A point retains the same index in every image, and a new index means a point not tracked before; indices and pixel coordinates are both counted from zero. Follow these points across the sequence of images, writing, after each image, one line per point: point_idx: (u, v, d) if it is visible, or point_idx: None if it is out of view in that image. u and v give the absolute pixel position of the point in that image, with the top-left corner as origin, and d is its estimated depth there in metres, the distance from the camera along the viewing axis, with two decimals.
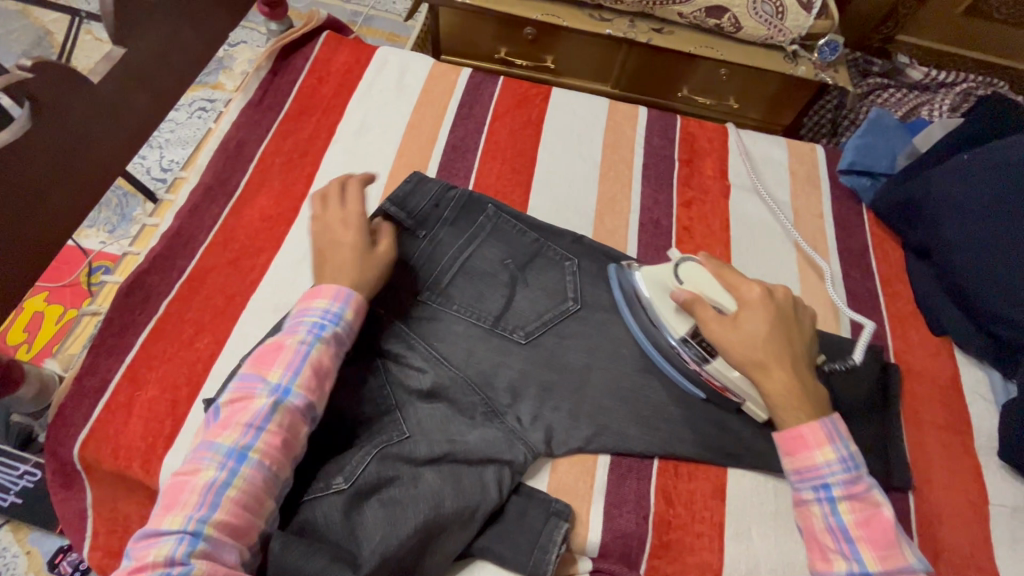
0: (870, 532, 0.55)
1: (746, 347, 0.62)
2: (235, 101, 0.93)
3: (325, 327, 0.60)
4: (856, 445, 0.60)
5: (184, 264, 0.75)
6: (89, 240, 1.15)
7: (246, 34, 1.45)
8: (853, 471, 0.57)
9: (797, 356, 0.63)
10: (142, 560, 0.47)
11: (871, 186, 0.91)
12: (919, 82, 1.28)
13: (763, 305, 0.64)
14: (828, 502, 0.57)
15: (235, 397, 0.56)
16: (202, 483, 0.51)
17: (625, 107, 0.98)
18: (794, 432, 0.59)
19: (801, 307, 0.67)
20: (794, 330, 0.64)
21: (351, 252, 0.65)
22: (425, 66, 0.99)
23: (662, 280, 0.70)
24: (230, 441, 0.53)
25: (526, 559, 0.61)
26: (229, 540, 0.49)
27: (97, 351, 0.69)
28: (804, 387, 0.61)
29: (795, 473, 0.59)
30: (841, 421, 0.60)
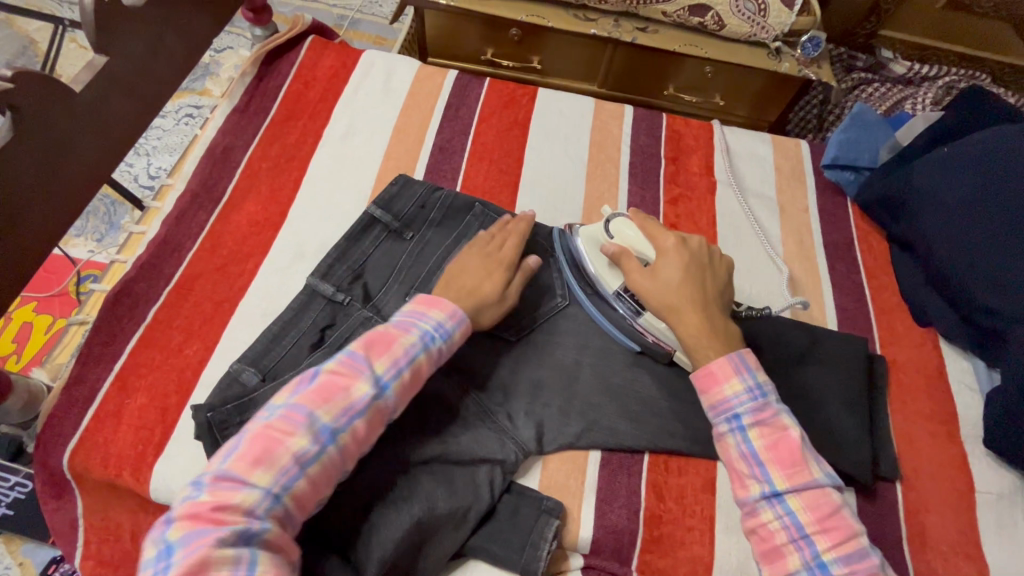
0: (777, 454, 0.57)
1: (661, 291, 0.67)
2: (221, 107, 0.93)
3: (434, 339, 0.62)
4: (766, 376, 0.62)
5: (172, 271, 0.75)
6: (78, 249, 1.14)
7: (232, 40, 1.44)
8: (761, 399, 0.59)
9: (709, 300, 0.67)
10: (223, 500, 0.48)
11: (855, 180, 0.92)
12: (904, 76, 1.31)
13: (678, 252, 0.69)
14: (739, 431, 0.59)
15: (339, 373, 0.57)
16: (293, 450, 0.52)
17: (611, 106, 0.99)
18: (705, 369, 0.62)
19: (720, 258, 0.71)
20: (708, 275, 0.69)
21: (489, 290, 0.69)
22: (411, 69, 0.99)
23: (596, 237, 0.76)
24: (328, 419, 0.54)
25: (518, 557, 0.61)
26: (292, 509, 0.52)
27: (86, 361, 0.68)
28: (716, 326, 0.65)
29: (710, 408, 0.61)
30: (752, 354, 0.62)
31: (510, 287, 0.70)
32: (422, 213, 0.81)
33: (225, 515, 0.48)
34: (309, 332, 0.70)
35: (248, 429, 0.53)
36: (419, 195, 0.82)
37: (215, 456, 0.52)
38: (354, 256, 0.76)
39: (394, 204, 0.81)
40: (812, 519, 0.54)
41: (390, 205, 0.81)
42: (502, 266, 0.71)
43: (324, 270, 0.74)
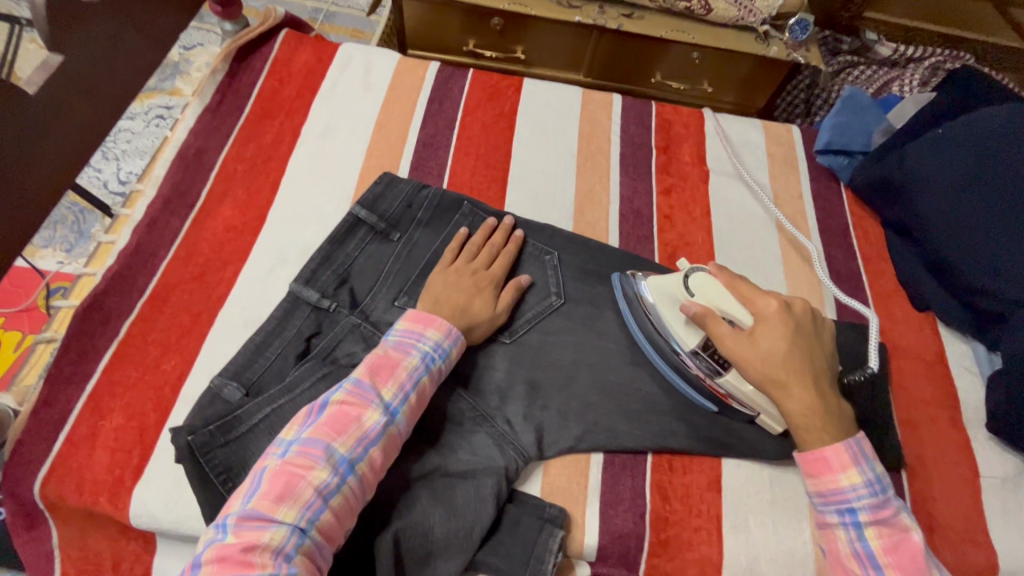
0: (898, 558, 0.53)
1: (768, 365, 0.59)
2: (191, 106, 0.88)
3: (435, 361, 0.62)
4: (882, 466, 0.58)
5: (145, 282, 0.71)
6: (45, 260, 1.09)
7: (202, 36, 1.39)
8: (881, 496, 0.55)
9: (818, 374, 0.60)
10: (250, 540, 0.47)
11: (848, 165, 0.91)
12: (890, 58, 1.29)
13: (782, 321, 0.60)
14: (854, 527, 0.55)
15: (349, 402, 0.56)
16: (315, 484, 0.51)
17: (599, 95, 0.96)
18: (816, 454, 0.57)
19: (821, 320, 0.64)
20: (814, 344, 0.61)
21: (478, 302, 0.69)
22: (390, 62, 0.95)
23: (670, 291, 0.67)
24: (345, 450, 0.54)
25: (522, 569, 0.59)
26: (322, 544, 0.51)
27: (55, 381, 0.64)
28: (829, 405, 0.58)
29: (820, 496, 0.57)
30: (867, 442, 0.58)
31: (499, 303, 0.70)
32: (408, 213, 0.78)
33: (253, 556, 0.47)
34: (293, 342, 0.66)
35: (266, 469, 0.52)
36: (404, 194, 0.78)
37: (234, 497, 0.51)
38: (338, 260, 0.73)
39: (379, 204, 0.78)
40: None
41: (375, 205, 0.77)
42: (491, 283, 0.71)
43: (308, 276, 0.71)
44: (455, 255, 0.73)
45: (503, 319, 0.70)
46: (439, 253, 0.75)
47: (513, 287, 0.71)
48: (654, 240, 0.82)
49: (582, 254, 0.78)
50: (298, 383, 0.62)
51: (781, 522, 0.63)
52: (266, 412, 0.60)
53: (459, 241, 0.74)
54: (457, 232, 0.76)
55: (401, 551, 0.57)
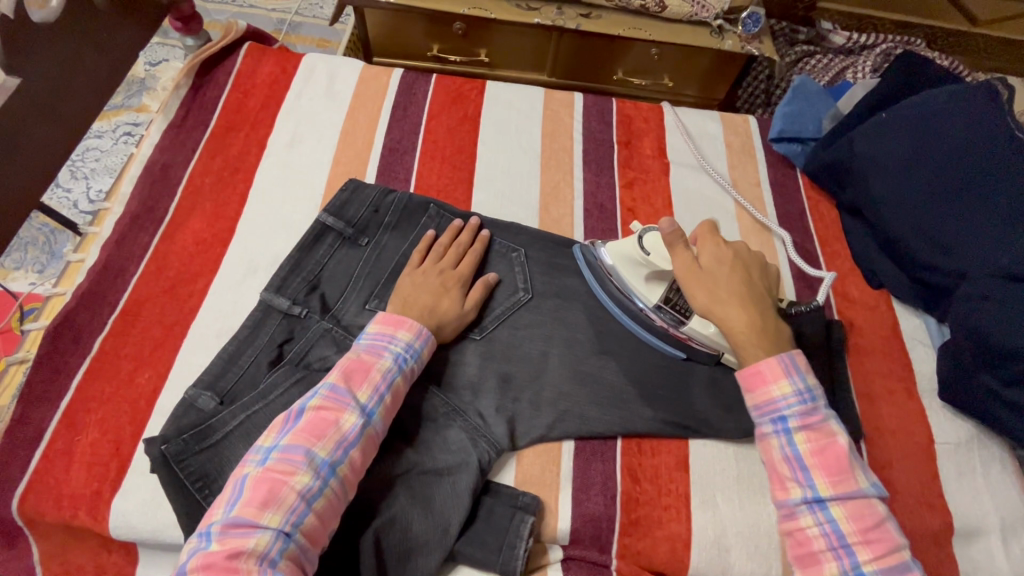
0: (823, 460, 0.57)
1: (710, 290, 0.65)
2: (155, 123, 0.89)
3: (407, 361, 0.64)
4: (815, 379, 0.61)
5: (116, 298, 0.72)
6: (18, 282, 1.09)
7: (168, 52, 1.39)
8: (810, 404, 0.59)
9: (758, 298, 0.65)
10: (236, 547, 0.49)
11: (802, 151, 0.94)
12: (845, 46, 1.33)
13: (720, 254, 0.67)
14: (785, 434, 0.58)
15: (325, 407, 0.58)
16: (298, 489, 0.53)
17: (561, 94, 0.99)
18: (753, 368, 0.61)
19: (761, 258, 0.70)
20: (756, 278, 0.67)
21: (449, 303, 0.70)
22: (354, 70, 0.97)
23: (627, 253, 0.73)
24: (325, 453, 0.55)
25: (497, 558, 0.61)
26: (307, 547, 0.52)
27: (29, 400, 0.65)
28: (766, 324, 0.63)
29: (755, 408, 0.60)
30: (802, 356, 0.61)
31: (467, 301, 0.72)
32: (376, 217, 0.79)
33: (239, 562, 0.48)
34: (266, 349, 0.68)
35: (247, 477, 0.53)
36: (371, 199, 0.80)
37: (216, 506, 0.53)
38: (308, 267, 0.74)
39: (346, 210, 0.79)
40: (855, 529, 0.54)
41: (342, 212, 0.79)
42: (459, 283, 0.73)
43: (278, 284, 0.72)
44: (422, 257, 0.75)
45: (471, 316, 0.72)
46: (407, 254, 0.77)
47: (481, 284, 0.73)
48: (618, 232, 0.85)
49: (549, 249, 0.80)
50: (273, 388, 0.64)
51: (747, 496, 0.66)
52: (241, 418, 0.61)
53: (425, 243, 0.76)
54: (425, 235, 0.77)
55: (383, 549, 0.58)
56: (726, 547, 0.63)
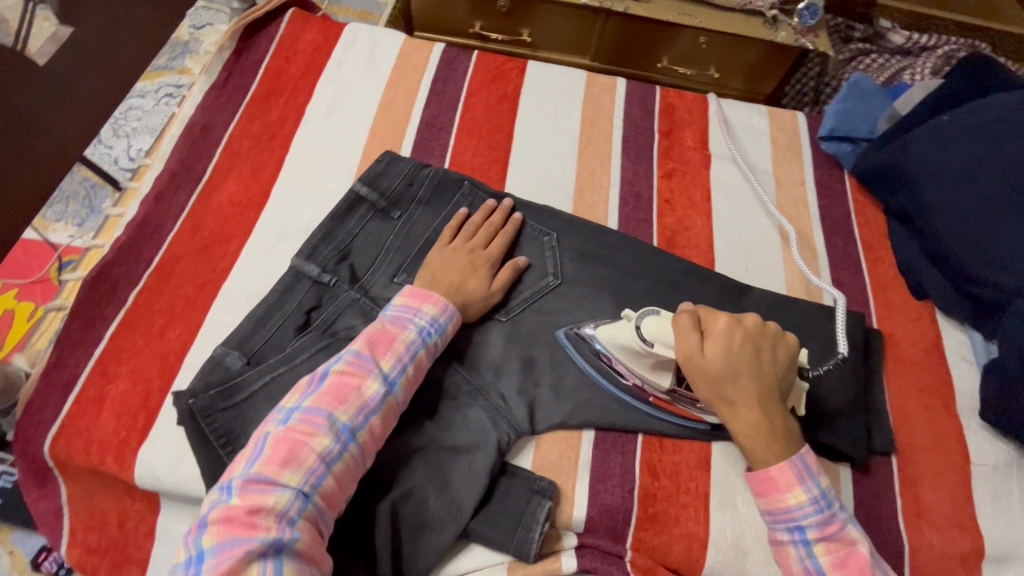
0: (847, 574, 0.53)
1: (712, 382, 0.59)
2: (198, 83, 0.90)
3: (430, 336, 0.63)
4: (829, 478, 0.57)
5: (152, 254, 0.73)
6: (58, 234, 1.11)
7: (212, 16, 1.39)
8: (827, 511, 0.55)
9: (769, 392, 0.58)
10: (256, 503, 0.49)
11: (852, 151, 0.90)
12: (903, 46, 1.26)
13: (730, 336, 0.59)
14: (803, 545, 0.55)
15: (348, 372, 0.58)
16: (318, 451, 0.53)
17: (603, 78, 0.96)
18: (764, 474, 0.56)
19: (778, 334, 0.61)
20: (767, 362, 0.59)
21: (475, 281, 0.70)
22: (396, 42, 0.96)
23: (623, 342, 0.65)
24: (346, 418, 0.55)
25: (510, 539, 0.60)
26: (324, 510, 0.52)
27: (64, 345, 0.67)
28: (777, 423, 0.58)
29: (769, 515, 0.57)
30: (812, 453, 0.58)
31: (494, 282, 0.71)
32: (409, 191, 0.78)
33: (259, 518, 0.48)
34: (294, 315, 0.68)
35: (269, 435, 0.53)
36: (405, 172, 0.79)
37: (237, 462, 0.53)
38: (339, 236, 0.74)
39: (380, 182, 0.78)
40: None
41: (376, 183, 0.78)
42: (488, 263, 0.72)
43: (309, 250, 0.72)
44: (454, 234, 0.75)
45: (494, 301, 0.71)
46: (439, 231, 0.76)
47: (510, 267, 0.72)
48: (653, 223, 0.83)
49: (580, 235, 0.78)
50: (298, 353, 0.64)
51: None
52: (266, 380, 0.62)
53: (459, 219, 0.75)
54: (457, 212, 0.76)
55: (398, 518, 0.59)
56: (743, 551, 0.61)
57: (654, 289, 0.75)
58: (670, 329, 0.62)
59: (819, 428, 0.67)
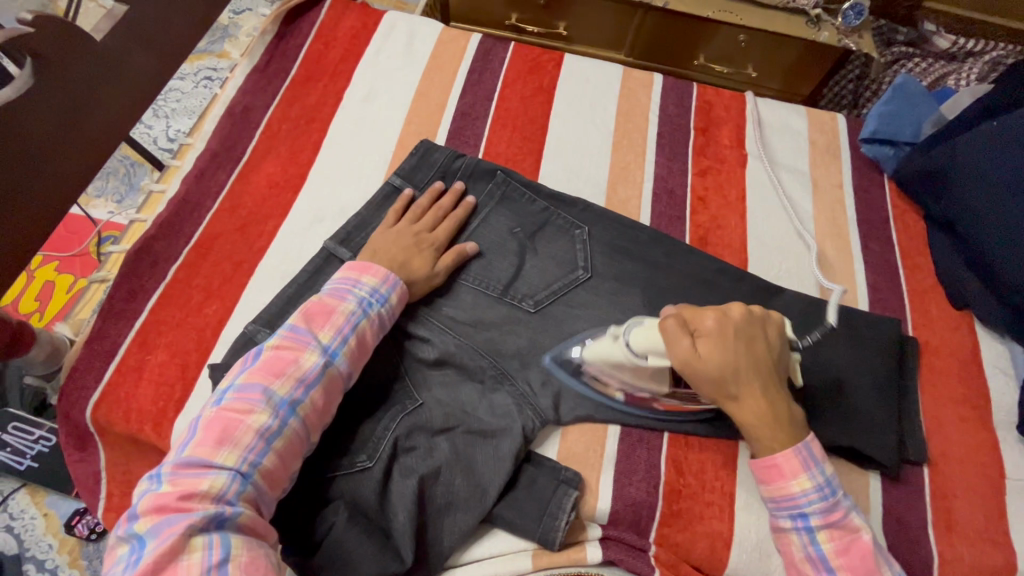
0: (849, 560, 0.54)
1: (711, 380, 0.57)
2: (241, 66, 0.91)
3: (373, 306, 0.63)
4: (833, 466, 0.58)
5: (191, 231, 0.75)
6: (98, 210, 1.15)
7: (251, 1, 1.41)
8: (831, 499, 0.56)
9: (769, 380, 0.58)
10: (189, 488, 0.47)
11: (894, 155, 0.88)
12: (947, 51, 1.21)
13: (723, 333, 0.57)
14: (806, 532, 0.56)
15: (283, 346, 0.57)
16: (256, 427, 0.52)
17: (640, 73, 0.95)
18: (769, 461, 0.57)
19: (766, 318, 0.60)
20: (761, 351, 0.58)
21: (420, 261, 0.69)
22: (434, 31, 0.96)
23: (611, 355, 0.62)
24: (283, 392, 0.54)
25: (535, 525, 0.61)
26: (265, 489, 0.51)
27: (107, 315, 0.69)
28: (780, 408, 0.58)
29: (772, 502, 0.57)
30: (817, 443, 0.58)
31: (438, 264, 0.70)
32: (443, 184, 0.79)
33: (192, 502, 0.46)
34: None
35: (200, 418, 0.52)
36: (439, 163, 0.79)
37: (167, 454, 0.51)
38: (371, 226, 0.75)
39: (415, 174, 0.79)
40: None
41: (412, 175, 0.79)
42: (432, 246, 0.71)
43: (342, 236, 0.73)
44: (398, 217, 0.74)
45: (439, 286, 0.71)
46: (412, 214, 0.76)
47: (456, 252, 0.72)
48: (686, 221, 0.82)
49: (612, 229, 0.77)
50: None
51: None
52: None
53: (403, 202, 0.75)
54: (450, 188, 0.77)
55: (425, 497, 0.60)
56: (768, 553, 0.61)
57: (685, 286, 0.74)
58: (660, 338, 0.59)
59: (850, 434, 0.66)
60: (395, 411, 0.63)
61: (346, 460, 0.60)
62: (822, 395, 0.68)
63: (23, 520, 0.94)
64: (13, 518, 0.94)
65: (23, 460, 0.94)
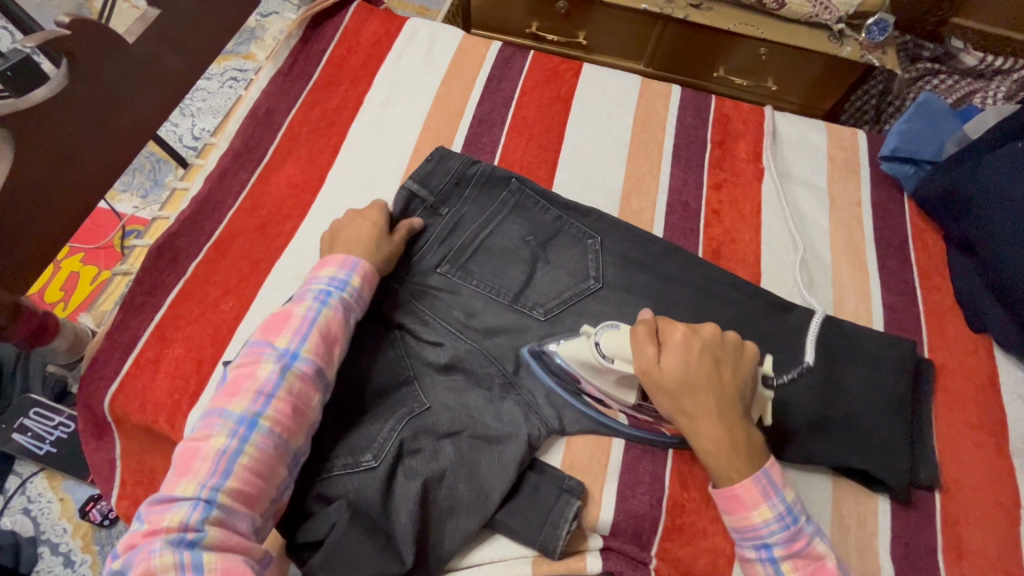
0: None
1: (671, 395, 0.57)
2: (266, 69, 0.94)
3: (332, 295, 0.64)
4: (795, 491, 0.57)
5: (212, 228, 0.77)
6: (123, 204, 1.18)
7: (278, 5, 1.45)
8: (793, 527, 0.54)
9: (732, 402, 0.56)
10: (154, 525, 0.48)
11: (914, 173, 0.86)
12: (975, 68, 1.21)
13: (688, 350, 0.57)
14: (770, 563, 0.54)
15: (243, 363, 0.58)
16: (214, 449, 0.52)
17: (658, 84, 0.95)
18: (730, 491, 0.55)
19: (740, 347, 0.59)
20: (726, 374, 0.57)
21: (370, 228, 0.70)
22: (454, 39, 0.98)
23: (582, 357, 0.63)
24: (240, 409, 0.55)
25: (537, 534, 0.61)
26: (240, 507, 0.51)
27: (128, 308, 0.71)
28: (739, 436, 0.56)
29: (736, 531, 0.56)
30: (778, 467, 0.56)
31: (394, 235, 0.72)
32: (457, 189, 0.78)
33: (156, 538, 0.47)
34: None
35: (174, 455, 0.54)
36: (455, 169, 0.78)
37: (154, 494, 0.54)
38: None
39: (430, 179, 0.78)
40: None
41: (427, 180, 0.78)
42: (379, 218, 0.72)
43: None
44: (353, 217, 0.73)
45: (396, 253, 0.72)
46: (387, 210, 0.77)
47: (405, 227, 0.73)
48: (700, 234, 0.82)
49: (625, 240, 0.78)
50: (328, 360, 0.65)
51: None
52: None
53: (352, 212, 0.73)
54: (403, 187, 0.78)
55: (427, 500, 0.60)
56: None
57: (696, 299, 0.74)
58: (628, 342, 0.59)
59: (860, 456, 0.65)
60: (402, 414, 0.64)
61: (349, 460, 0.61)
62: (832, 414, 0.67)
63: (40, 503, 0.97)
64: (30, 501, 0.97)
65: (42, 445, 0.97)
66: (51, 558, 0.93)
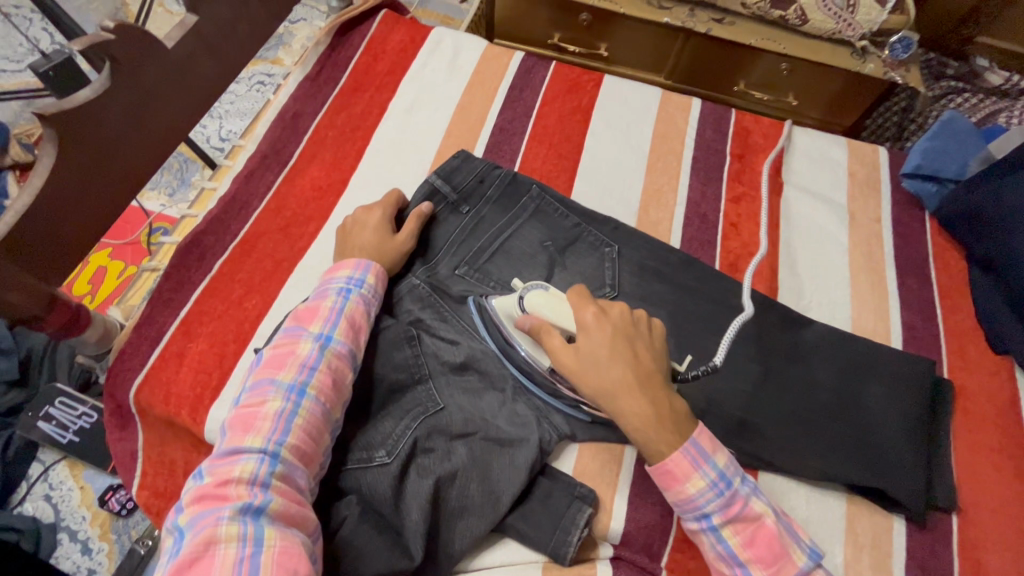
0: (757, 551, 0.53)
1: (594, 378, 0.57)
2: (294, 74, 0.96)
3: (352, 292, 0.66)
4: (726, 454, 0.56)
5: (238, 228, 0.79)
6: (151, 202, 1.21)
7: (307, 12, 1.48)
8: (726, 492, 0.54)
9: (649, 376, 0.57)
10: (224, 476, 0.50)
11: (937, 192, 0.85)
12: (1000, 87, 1.22)
13: (600, 329, 0.58)
14: (711, 532, 0.55)
15: (281, 343, 0.60)
16: (271, 411, 0.55)
17: (679, 96, 0.96)
18: (662, 466, 0.55)
19: (646, 320, 0.61)
20: (640, 349, 0.58)
21: (374, 233, 0.72)
22: (478, 48, 0.99)
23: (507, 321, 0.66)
24: (290, 378, 0.57)
25: (548, 539, 0.61)
26: (299, 464, 0.54)
27: (155, 303, 0.73)
28: (663, 407, 0.56)
29: (675, 506, 0.56)
30: (706, 435, 0.56)
31: (404, 231, 0.74)
32: (480, 188, 0.80)
33: (228, 488, 0.49)
34: None
35: (224, 422, 0.56)
36: (478, 169, 0.80)
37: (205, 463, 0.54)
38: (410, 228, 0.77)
39: (454, 176, 0.80)
40: None
41: (450, 177, 0.80)
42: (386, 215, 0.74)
43: None
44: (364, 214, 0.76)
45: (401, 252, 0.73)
46: (400, 212, 0.78)
47: (414, 216, 0.74)
48: (717, 246, 0.82)
49: (642, 250, 0.78)
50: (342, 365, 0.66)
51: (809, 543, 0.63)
52: None
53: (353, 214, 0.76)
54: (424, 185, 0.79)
55: (440, 498, 0.61)
56: None
57: (713, 312, 0.74)
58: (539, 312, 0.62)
59: (877, 475, 0.64)
60: (416, 413, 0.65)
61: (364, 456, 0.62)
62: (848, 430, 0.67)
63: (61, 491, 0.99)
64: (51, 488, 1.00)
65: (65, 434, 0.99)
66: (69, 546, 0.96)
